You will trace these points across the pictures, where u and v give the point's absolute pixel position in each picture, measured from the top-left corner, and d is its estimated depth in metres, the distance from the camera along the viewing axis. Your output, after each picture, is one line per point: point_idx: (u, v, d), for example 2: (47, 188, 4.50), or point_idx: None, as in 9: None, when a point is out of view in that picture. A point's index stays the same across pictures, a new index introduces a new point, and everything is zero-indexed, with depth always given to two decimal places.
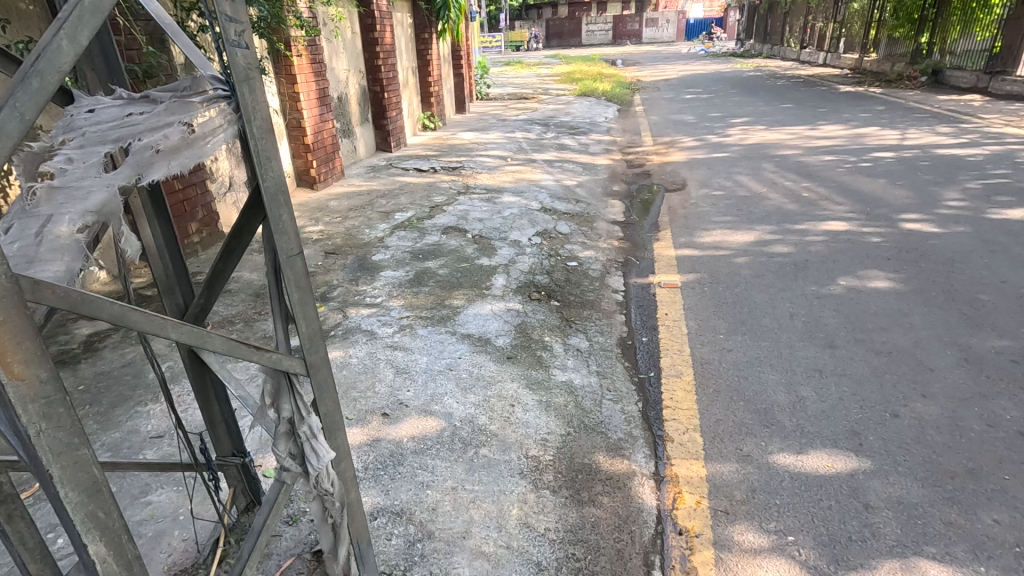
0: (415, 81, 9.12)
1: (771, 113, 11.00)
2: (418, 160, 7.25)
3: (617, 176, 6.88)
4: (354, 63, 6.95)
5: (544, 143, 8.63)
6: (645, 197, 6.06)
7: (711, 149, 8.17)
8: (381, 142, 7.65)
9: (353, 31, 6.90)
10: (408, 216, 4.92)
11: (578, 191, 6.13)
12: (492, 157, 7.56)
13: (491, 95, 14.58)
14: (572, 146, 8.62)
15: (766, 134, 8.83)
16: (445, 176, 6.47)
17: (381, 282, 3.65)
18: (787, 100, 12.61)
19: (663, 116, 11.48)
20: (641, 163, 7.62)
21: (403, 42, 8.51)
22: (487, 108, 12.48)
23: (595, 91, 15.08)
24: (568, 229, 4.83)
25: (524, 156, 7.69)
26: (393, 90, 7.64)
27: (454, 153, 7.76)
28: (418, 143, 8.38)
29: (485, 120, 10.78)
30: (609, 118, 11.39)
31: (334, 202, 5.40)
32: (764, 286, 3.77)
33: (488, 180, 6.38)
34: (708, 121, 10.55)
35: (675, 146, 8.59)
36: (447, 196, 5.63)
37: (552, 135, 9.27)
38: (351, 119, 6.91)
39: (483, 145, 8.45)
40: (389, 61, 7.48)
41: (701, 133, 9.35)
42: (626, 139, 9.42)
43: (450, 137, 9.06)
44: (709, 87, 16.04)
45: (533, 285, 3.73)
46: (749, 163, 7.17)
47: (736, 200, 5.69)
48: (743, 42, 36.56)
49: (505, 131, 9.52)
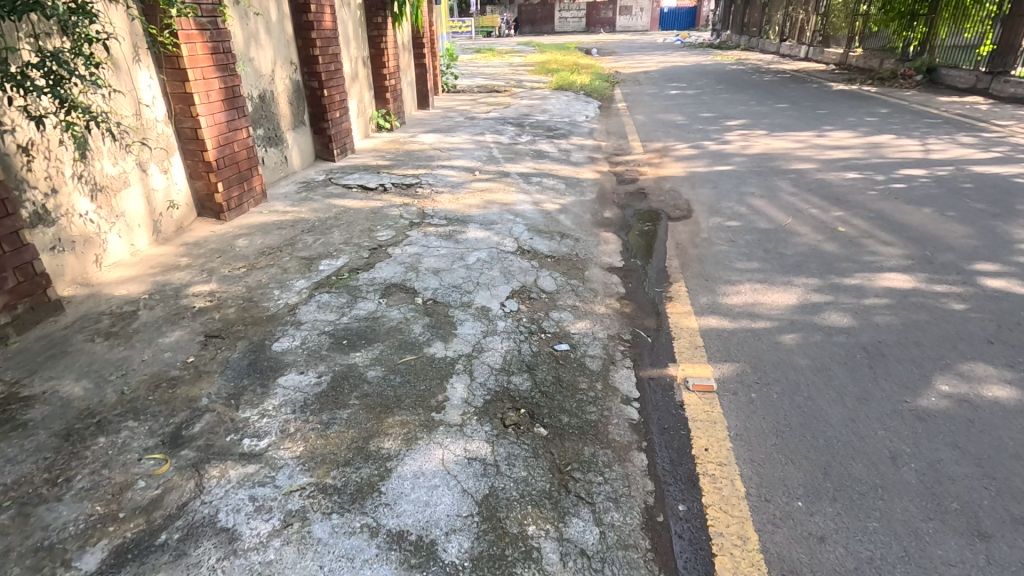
0: (367, 73, 7.74)
1: (768, 114, 9.95)
2: (365, 173, 5.92)
3: (606, 196, 5.70)
4: (282, 54, 5.56)
5: (518, 149, 7.39)
6: (644, 227, 4.91)
7: (712, 159, 7.08)
8: (321, 150, 6.30)
9: (280, 12, 5.49)
10: (338, 266, 3.64)
11: (561, 219, 4.95)
12: (457, 168, 6.30)
13: (459, 86, 13.19)
14: (551, 153, 7.39)
15: (770, 141, 7.77)
16: (396, 198, 5.18)
17: (275, 399, 2.40)
18: (782, 98, 11.60)
19: (650, 115, 10.35)
20: (633, 177, 6.45)
21: (350, 27, 7.13)
22: (453, 102, 11.14)
23: (572, 84, 13.85)
24: (552, 285, 3.64)
25: (495, 167, 6.44)
26: (336, 87, 6.28)
27: (411, 162, 6.46)
28: (368, 148, 7.03)
29: (450, 118, 9.48)
30: (590, 117, 10.20)
31: (242, 240, 4.08)
32: (834, 392, 2.65)
33: (450, 204, 5.13)
34: (701, 122, 9.44)
35: (668, 154, 7.47)
36: (394, 230, 4.35)
37: (528, 138, 8.04)
38: (278, 123, 5.53)
39: (447, 150, 7.16)
40: (330, 50, 6.10)
41: (695, 138, 8.25)
42: (612, 143, 8.25)
43: (409, 139, 7.74)
44: (692, 82, 14.96)
45: (507, 398, 2.52)
46: (759, 179, 6.08)
47: (758, 235, 4.57)
48: (719, 33, 35.69)
49: (473, 133, 8.23)
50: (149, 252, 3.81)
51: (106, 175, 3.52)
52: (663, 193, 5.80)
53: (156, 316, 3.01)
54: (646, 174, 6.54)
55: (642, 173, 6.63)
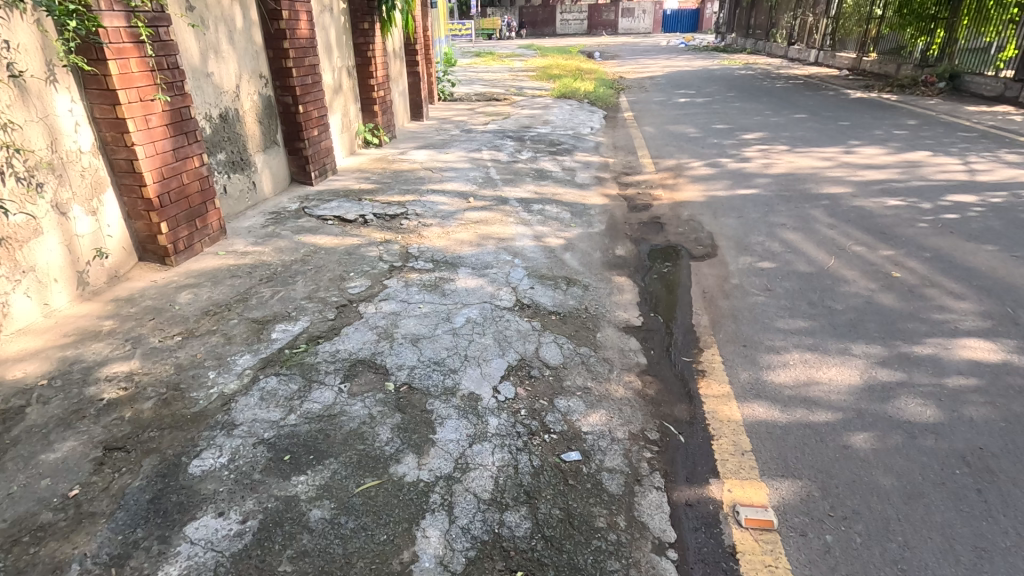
0: (352, 84, 7.09)
1: (787, 126, 9.28)
2: (344, 199, 5.26)
3: (617, 227, 5.04)
4: (249, 66, 4.89)
5: (517, 168, 6.72)
6: (663, 269, 4.23)
7: (732, 180, 6.41)
8: (297, 173, 5.64)
9: (247, 20, 4.82)
10: (294, 334, 2.97)
11: (567, 258, 4.28)
12: (449, 193, 5.63)
13: (456, 94, 12.53)
14: (554, 173, 6.73)
15: (793, 158, 7.10)
16: (376, 232, 4.50)
17: (175, 566, 1.73)
18: (798, 107, 10.91)
19: (659, 127, 9.67)
20: (645, 203, 5.78)
21: (333, 35, 6.47)
22: (450, 112, 10.48)
23: (575, 92, 13.18)
24: (556, 356, 2.97)
25: (491, 191, 5.78)
26: (313, 103, 5.62)
27: (398, 186, 5.79)
28: (352, 169, 6.37)
29: (445, 131, 8.82)
30: (595, 129, 9.54)
31: (186, 293, 3.41)
32: (939, 537, 1.97)
33: (439, 240, 4.46)
34: (715, 136, 8.77)
35: (683, 174, 6.80)
36: (369, 278, 3.68)
37: (528, 155, 7.37)
38: (243, 145, 4.87)
39: (439, 170, 6.49)
40: (306, 62, 5.44)
41: (711, 154, 7.59)
42: (620, 160, 7.58)
43: (398, 156, 7.07)
44: (701, 89, 14.30)
45: (499, 554, 1.85)
46: (789, 206, 5.41)
47: (799, 280, 3.90)
48: (724, 36, 35.03)
49: (469, 149, 7.57)
50: (68, 313, 3.14)
51: (8, 224, 2.86)
52: (681, 224, 5.13)
53: (49, 415, 2.34)
54: (660, 199, 5.87)
55: (655, 198, 5.96)
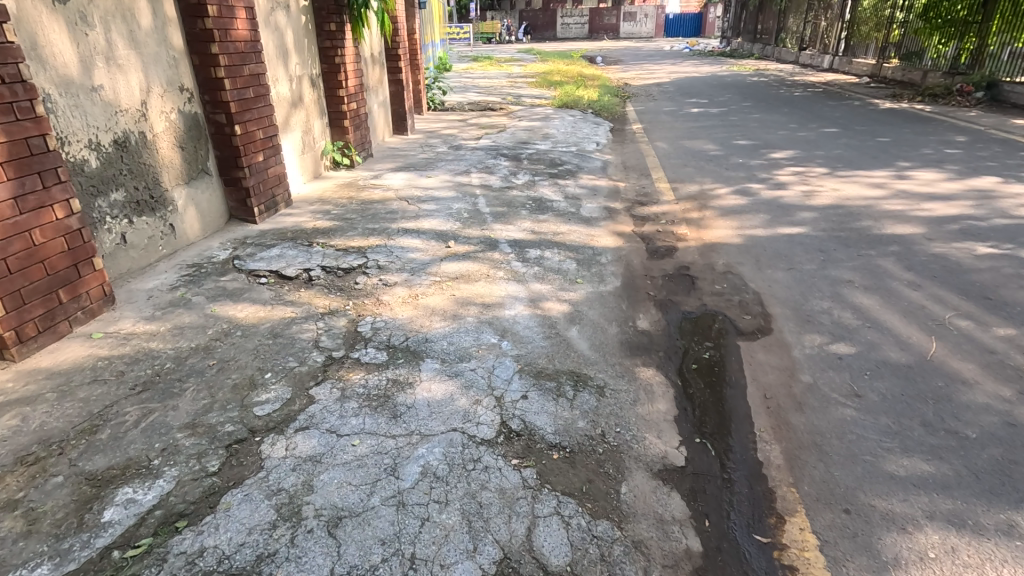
0: (316, 96, 6.01)
1: (819, 142, 8.21)
2: (290, 245, 4.17)
3: (635, 284, 3.94)
4: (162, 76, 3.79)
5: (511, 197, 5.64)
6: (703, 353, 3.13)
7: (769, 213, 5.33)
8: (237, 209, 4.54)
9: (158, 18, 3.74)
10: (139, 514, 1.85)
11: (573, 337, 3.17)
12: (424, 232, 4.54)
13: (448, 102, 11.47)
14: (556, 202, 5.64)
15: (838, 185, 6.02)
16: (319, 297, 3.41)
17: None
18: (827, 119, 9.84)
19: (673, 143, 8.59)
20: (668, 246, 4.69)
21: (288, 36, 5.38)
22: (439, 124, 9.41)
23: (578, 100, 12.11)
24: (559, 548, 1.86)
25: (478, 229, 4.69)
26: (257, 121, 4.52)
27: (363, 222, 4.71)
28: (313, 199, 5.28)
29: (430, 148, 7.74)
30: (601, 144, 8.48)
31: (10, 415, 2.30)
32: None
33: (402, 308, 3.36)
34: (739, 154, 7.70)
35: (709, 203, 5.70)
36: (290, 383, 2.57)
37: (525, 179, 6.30)
38: (154, 178, 3.77)
39: (416, 198, 5.40)
40: (246, 70, 4.34)
41: (738, 178, 6.50)
42: (632, 185, 6.49)
43: (370, 181, 5.99)
44: (714, 97, 13.25)
45: None
46: (850, 253, 4.32)
47: (898, 380, 2.80)
48: (729, 40, 34.06)
49: (457, 171, 6.49)
50: None
51: None
52: (717, 278, 4.04)
53: None
54: (685, 241, 4.78)
55: (679, 238, 4.86)
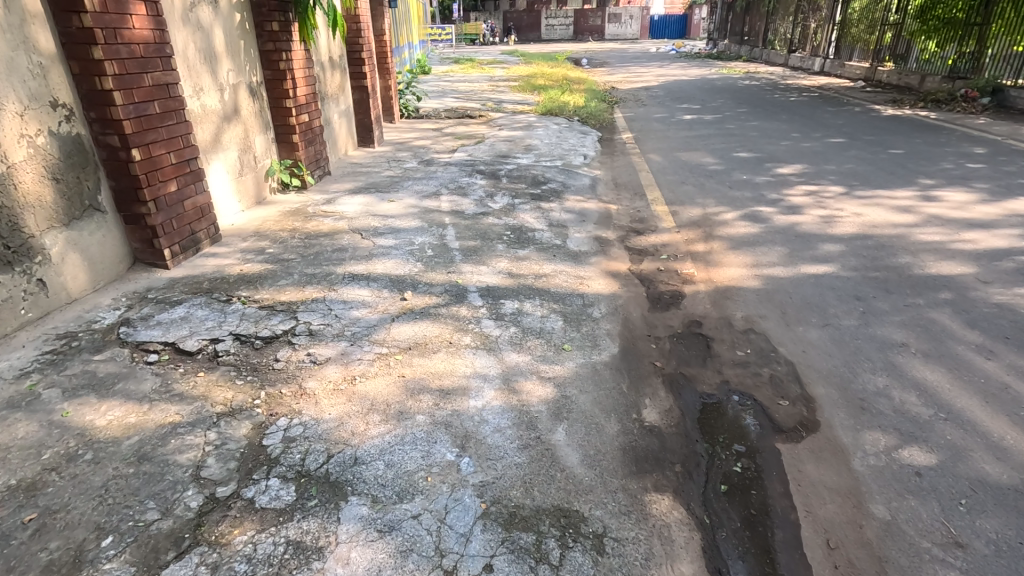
0: (257, 107, 5.13)
1: (826, 154, 7.51)
2: (202, 300, 3.31)
3: (637, 351, 3.13)
4: (20, 89, 2.91)
5: (487, 227, 4.82)
6: (733, 466, 2.33)
7: (787, 246, 4.56)
8: (142, 251, 3.67)
9: (12, 13, 2.86)
10: None
11: (559, 445, 2.35)
12: (376, 279, 3.70)
13: (423, 109, 10.62)
14: (539, 232, 4.83)
15: (859, 208, 5.30)
16: (220, 387, 2.55)
17: None
18: (830, 128, 9.17)
19: (667, 156, 7.83)
20: (672, 291, 3.89)
21: (217, 37, 4.50)
22: (411, 135, 8.57)
23: (563, 106, 11.34)
24: None
25: (444, 272, 3.87)
26: (165, 142, 3.64)
27: (301, 265, 3.86)
28: (248, 232, 4.41)
29: (398, 163, 6.89)
30: (589, 157, 7.70)
31: None
32: None
33: (332, 402, 2.53)
34: (742, 168, 6.97)
35: (715, 232, 4.93)
36: (135, 558, 1.72)
37: (503, 202, 5.49)
38: (13, 221, 2.89)
39: (372, 230, 4.56)
40: (146, 80, 3.46)
41: (745, 200, 5.74)
42: (625, 207, 5.70)
43: (321, 207, 5.13)
44: (706, 103, 12.58)
45: None
46: (894, 302, 3.56)
47: (1009, 517, 2.03)
48: (715, 42, 33.63)
49: (426, 192, 5.67)
50: None
51: None
52: (737, 340, 3.25)
53: None
54: (692, 283, 4.00)
55: (685, 279, 4.07)
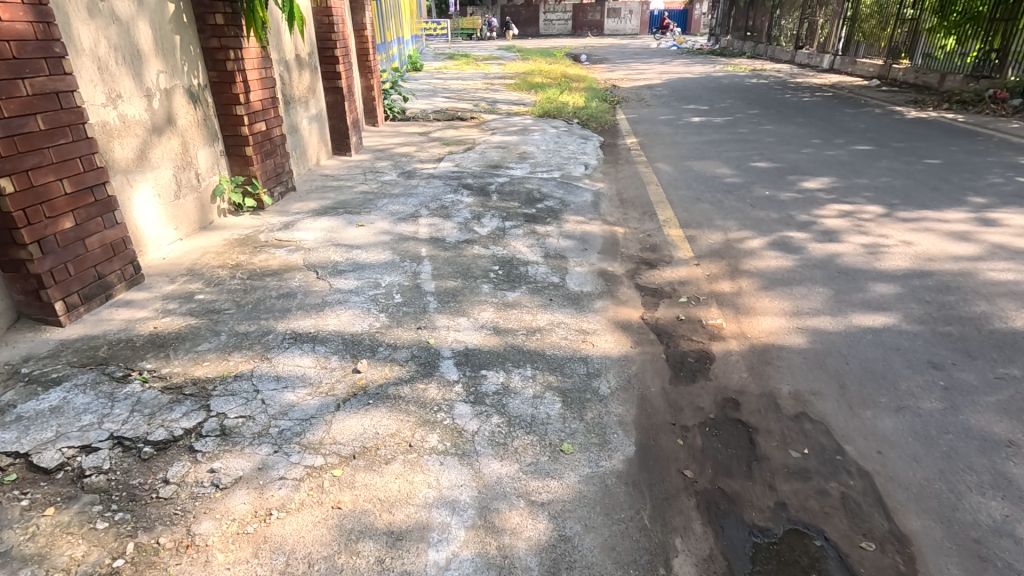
0: (199, 116, 4.34)
1: (854, 164, 6.76)
2: (89, 377, 2.54)
3: (659, 452, 2.37)
4: None
5: (470, 260, 4.05)
6: None
7: (830, 285, 3.80)
8: (27, 305, 2.89)
9: None
10: None
11: None
12: (325, 340, 2.93)
13: (411, 110, 9.83)
14: (532, 267, 4.06)
15: (907, 235, 4.54)
16: (70, 537, 1.79)
17: None
18: (853, 133, 8.42)
19: (677, 165, 7.06)
20: (696, 352, 3.13)
21: (141, 32, 3.70)
22: (395, 140, 7.78)
23: (561, 107, 10.56)
24: None
25: (412, 328, 3.10)
26: (54, 166, 2.85)
27: (234, 319, 3.08)
28: (179, 271, 3.63)
29: (375, 175, 6.11)
30: (591, 167, 6.93)
31: None
32: None
33: (228, 560, 1.76)
34: (763, 181, 6.20)
35: (740, 266, 4.16)
36: None
37: (492, 226, 4.72)
38: None
39: (331, 266, 3.79)
40: (22, 87, 2.67)
41: (771, 222, 4.98)
42: (633, 231, 4.93)
43: (276, 234, 4.34)
44: (714, 103, 11.81)
45: None
46: (981, 372, 2.80)
47: None
48: (718, 38, 32.81)
49: (403, 212, 4.89)
50: None
51: None
52: (789, 432, 2.48)
53: None
54: (721, 340, 3.23)
55: (711, 334, 3.30)
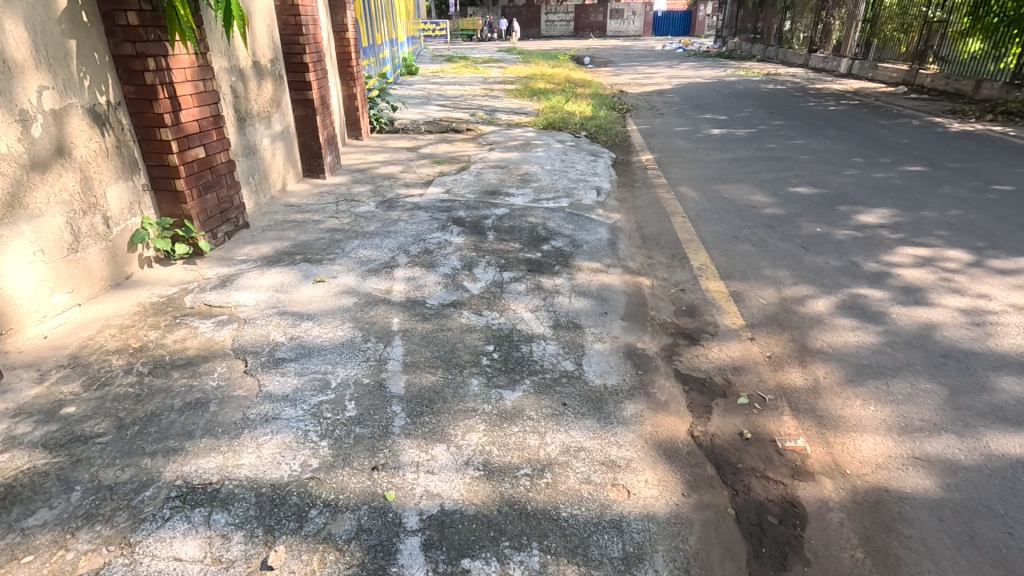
0: (108, 143, 3.37)
1: (911, 190, 5.80)
2: None
3: None
4: None
5: (456, 336, 3.08)
6: None
7: (938, 378, 2.82)
8: None
9: None
10: None
11: None
12: (230, 499, 1.95)
13: (400, 120, 8.87)
14: (538, 345, 3.08)
15: (1013, 296, 3.58)
16: None
17: None
18: (897, 150, 7.47)
19: (704, 190, 6.09)
20: (778, 504, 2.15)
21: (10, 35, 2.74)
22: (379, 158, 6.82)
23: (567, 116, 9.60)
24: None
25: (365, 469, 2.13)
26: None
27: (103, 456, 2.11)
28: (59, 362, 2.67)
29: (350, 204, 5.14)
30: (603, 192, 5.96)
31: None
32: None
33: None
34: (809, 212, 5.24)
35: (809, 343, 3.19)
36: None
37: (486, 279, 3.75)
38: None
39: (267, 351, 2.81)
40: None
41: (833, 274, 4.01)
42: (663, 286, 3.96)
43: (206, 297, 3.35)
44: (733, 112, 10.85)
45: None
46: None
47: None
48: (724, 40, 31.90)
49: (375, 260, 3.93)
50: None
51: None
52: None
53: None
54: (809, 480, 2.26)
55: (794, 467, 2.32)
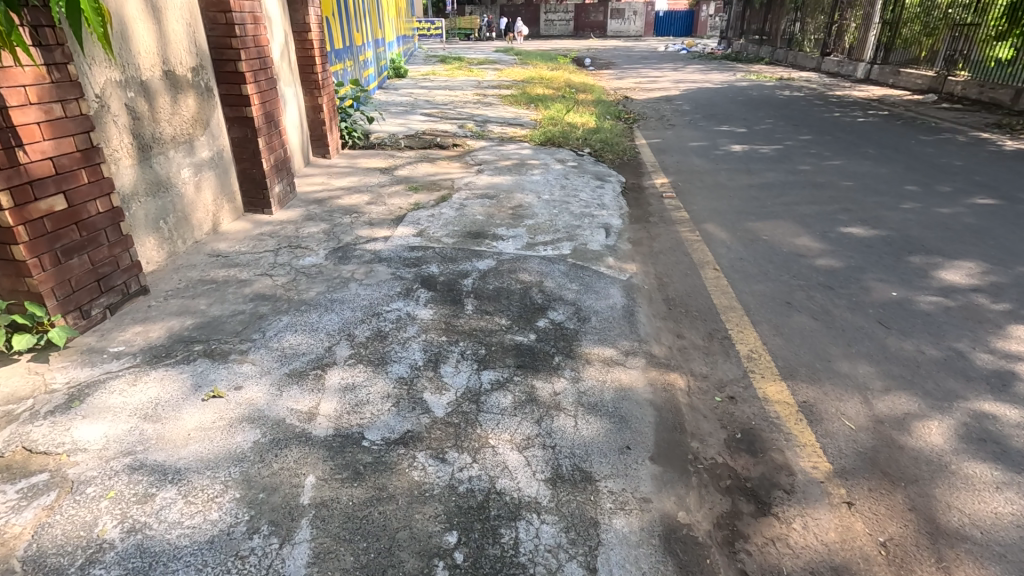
0: None
1: (991, 232, 4.73)
2: None
3: None
4: None
5: (400, 513, 1.98)
6: None
7: None
8: None
9: None
10: None
11: None
12: None
13: (376, 132, 7.75)
14: (527, 528, 1.98)
15: None
16: None
17: None
18: (953, 174, 6.41)
19: (735, 229, 5.00)
20: None
21: None
22: (344, 183, 5.71)
23: (567, 129, 8.50)
24: None
25: None
26: None
27: None
28: None
29: (292, 254, 4.02)
30: (613, 231, 4.86)
31: None
32: None
33: None
34: (875, 266, 4.14)
35: (942, 519, 2.09)
36: None
37: (456, 387, 2.65)
38: None
39: (78, 566, 1.70)
40: None
41: (936, 373, 2.92)
42: (704, 392, 2.84)
43: (30, 433, 2.22)
44: (751, 123, 9.78)
45: None
46: None
47: None
48: (729, 41, 30.90)
49: (302, 354, 2.82)
50: None
51: None
52: None
53: None
54: None
55: None
